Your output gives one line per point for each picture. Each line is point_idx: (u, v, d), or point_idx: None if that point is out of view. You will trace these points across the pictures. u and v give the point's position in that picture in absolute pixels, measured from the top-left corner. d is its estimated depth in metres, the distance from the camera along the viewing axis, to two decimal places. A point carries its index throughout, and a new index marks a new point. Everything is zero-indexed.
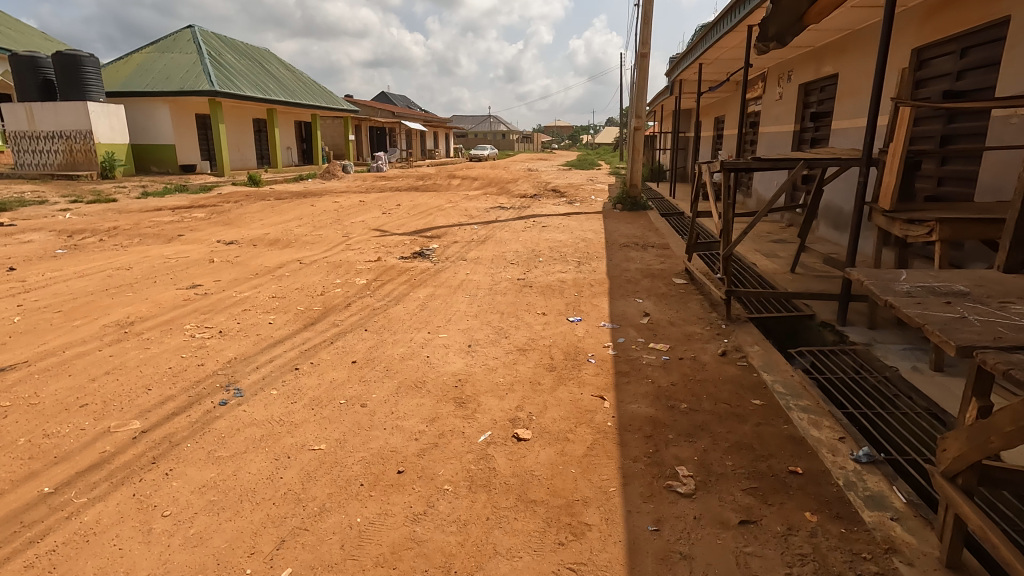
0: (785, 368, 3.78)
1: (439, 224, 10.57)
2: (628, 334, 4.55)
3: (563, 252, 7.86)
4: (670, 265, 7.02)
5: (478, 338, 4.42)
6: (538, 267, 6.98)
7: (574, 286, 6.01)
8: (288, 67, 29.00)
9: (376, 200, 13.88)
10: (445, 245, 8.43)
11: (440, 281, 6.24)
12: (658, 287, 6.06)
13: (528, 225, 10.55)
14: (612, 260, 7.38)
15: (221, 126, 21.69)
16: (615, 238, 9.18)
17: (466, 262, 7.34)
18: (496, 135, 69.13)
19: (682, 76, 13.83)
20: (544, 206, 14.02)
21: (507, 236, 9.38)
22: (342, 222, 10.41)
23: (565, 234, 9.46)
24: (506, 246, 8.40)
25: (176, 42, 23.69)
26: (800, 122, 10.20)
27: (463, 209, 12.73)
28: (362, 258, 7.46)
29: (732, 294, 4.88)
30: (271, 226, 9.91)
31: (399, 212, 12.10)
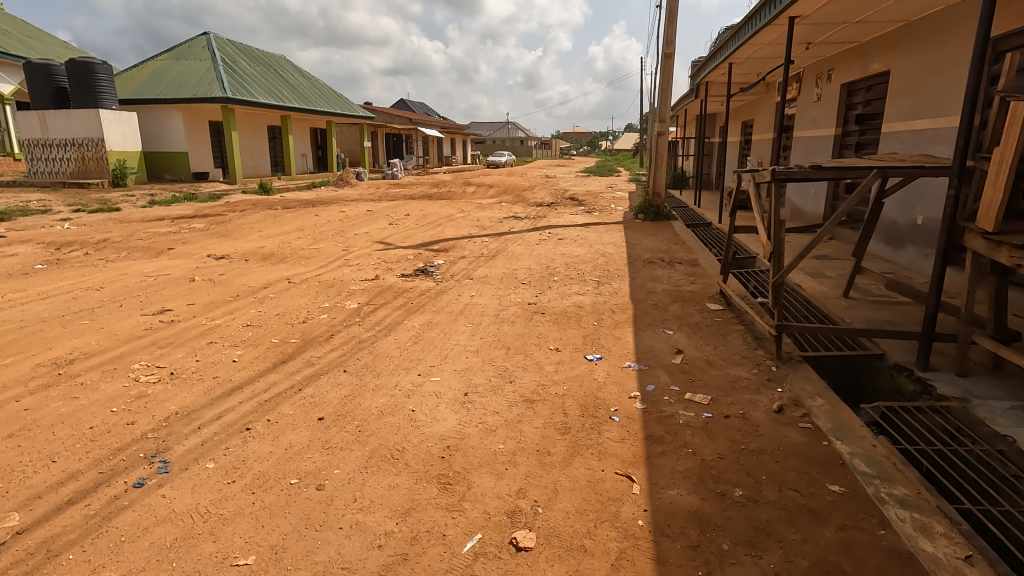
0: (863, 435, 2.98)
1: (447, 237, 9.91)
2: (658, 379, 3.76)
3: (580, 270, 7.09)
4: (702, 287, 6.20)
5: (477, 384, 3.68)
6: (552, 288, 6.22)
7: (593, 312, 5.25)
8: (304, 74, 28.80)
9: (385, 209, 13.30)
10: (451, 261, 7.74)
11: (441, 305, 5.53)
12: (691, 315, 5.26)
13: (543, 238, 9.81)
14: (635, 280, 6.59)
15: (233, 134, 21.40)
16: (638, 252, 8.40)
17: (472, 281, 6.64)
18: (514, 143, 68.83)
19: (709, 78, 13.01)
20: (561, 216, 13.28)
21: (519, 250, 8.66)
22: (345, 233, 9.80)
23: (583, 248, 8.70)
24: (518, 262, 7.68)
25: (191, 48, 23.53)
26: (842, 125, 9.30)
27: (474, 219, 12.06)
28: (359, 275, 6.80)
29: (783, 329, 4.05)
30: (269, 238, 9.34)
31: (407, 222, 11.47)
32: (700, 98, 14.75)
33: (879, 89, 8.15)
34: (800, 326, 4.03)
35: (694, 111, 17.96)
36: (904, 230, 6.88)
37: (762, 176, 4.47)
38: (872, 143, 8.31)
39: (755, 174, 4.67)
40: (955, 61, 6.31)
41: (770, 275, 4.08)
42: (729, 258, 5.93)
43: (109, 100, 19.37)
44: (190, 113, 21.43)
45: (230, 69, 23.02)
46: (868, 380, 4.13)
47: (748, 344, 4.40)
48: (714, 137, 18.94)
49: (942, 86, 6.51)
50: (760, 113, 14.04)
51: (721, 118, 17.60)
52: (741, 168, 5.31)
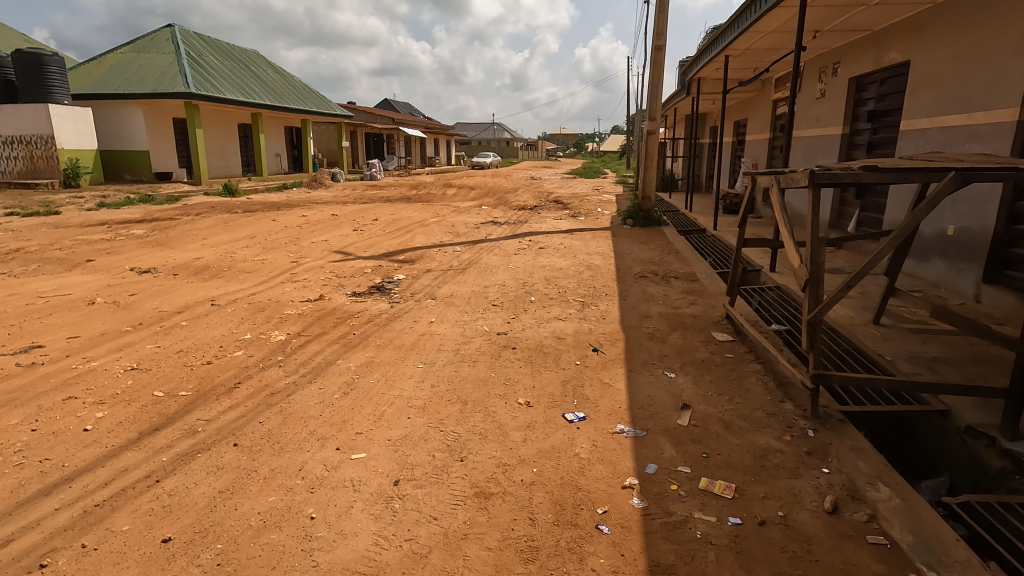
0: (965, 559, 2.05)
1: (416, 245, 8.88)
2: (662, 454, 2.79)
3: (562, 288, 6.11)
4: (705, 309, 5.26)
5: (416, 465, 2.68)
6: (529, 312, 5.23)
7: (576, 346, 4.27)
8: (278, 69, 27.63)
9: (352, 213, 12.23)
10: (415, 275, 6.72)
11: (392, 335, 4.52)
12: (696, 348, 4.30)
13: (522, 247, 8.82)
14: (625, 300, 5.64)
15: (198, 131, 20.15)
16: (628, 264, 7.46)
17: (434, 302, 5.63)
18: (500, 143, 68.00)
19: (701, 74, 12.16)
20: (543, 221, 12.32)
21: (493, 261, 7.68)
22: (300, 242, 8.75)
23: (566, 260, 7.72)
24: (491, 277, 6.68)
25: (154, 41, 22.22)
26: (850, 123, 8.47)
27: (448, 225, 11.04)
28: (301, 295, 5.77)
29: (821, 381, 3.10)
30: (212, 247, 8.25)
31: (374, 228, 10.44)
32: (691, 95, 13.87)
33: (896, 82, 7.30)
34: (844, 375, 3.08)
35: (684, 109, 17.11)
36: (932, 241, 6.01)
37: (789, 178, 3.52)
38: (887, 143, 7.46)
39: (774, 177, 3.72)
40: (995, 46, 5.45)
41: (804, 310, 3.13)
42: (736, 278, 5.01)
43: (61, 95, 18.12)
44: (151, 109, 20.16)
45: (196, 63, 21.76)
46: (927, 444, 3.20)
47: (770, 394, 3.45)
48: (705, 137, 18.10)
49: (979, 76, 5.64)
50: (755, 112, 13.21)
51: (713, 118, 16.76)
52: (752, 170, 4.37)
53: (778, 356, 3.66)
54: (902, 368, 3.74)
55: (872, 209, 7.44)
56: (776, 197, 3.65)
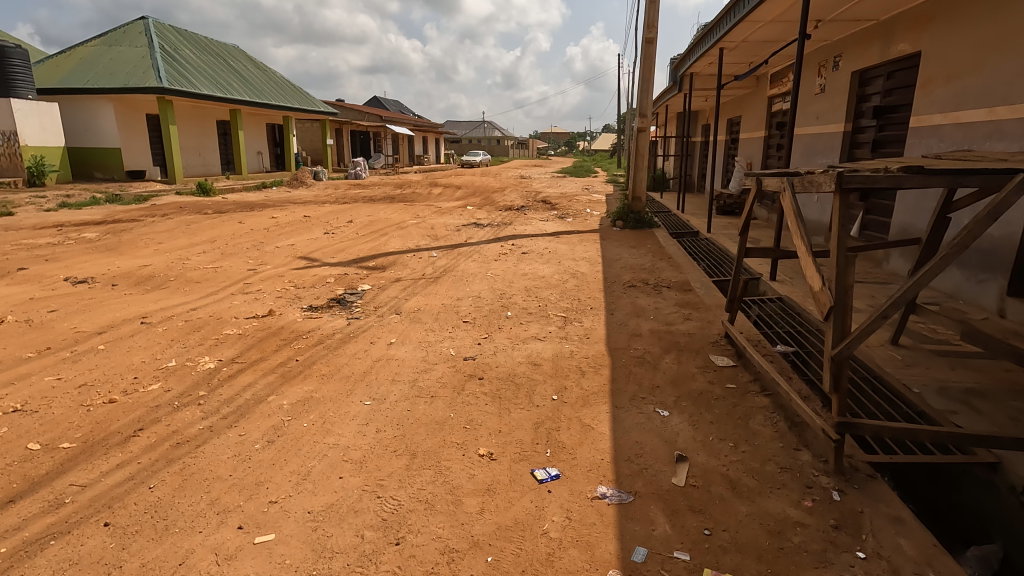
0: None
1: (390, 250, 8.25)
2: (653, 532, 2.20)
3: (543, 300, 5.52)
4: (701, 327, 4.69)
5: (336, 553, 2.07)
6: (503, 331, 4.63)
7: (554, 375, 3.67)
8: (260, 65, 26.84)
9: (327, 214, 11.56)
10: (381, 285, 6.09)
11: (342, 362, 3.90)
12: (692, 376, 3.72)
13: (503, 252, 8.21)
14: (612, 315, 5.05)
15: (172, 128, 19.34)
16: (617, 272, 6.88)
17: (398, 318, 5.01)
18: (491, 142, 67.29)
19: (695, 69, 11.62)
20: (529, 223, 11.73)
21: (470, 269, 7.06)
22: (264, 246, 8.10)
23: (549, 267, 7.12)
24: (466, 287, 6.06)
25: (127, 34, 21.37)
26: (853, 120, 7.95)
27: (427, 227, 10.42)
28: (249, 310, 5.13)
29: (848, 431, 2.53)
30: (165, 252, 7.58)
31: (348, 230, 9.79)
32: (684, 91, 13.31)
33: (904, 76, 6.77)
34: (876, 424, 2.50)
35: (676, 107, 16.58)
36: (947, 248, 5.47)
37: (804, 181, 2.93)
38: (895, 141, 6.94)
39: (785, 179, 3.13)
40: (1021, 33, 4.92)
41: (825, 343, 2.53)
42: (736, 292, 4.44)
43: (25, 90, 17.33)
44: (123, 104, 19.32)
45: (170, 57, 20.93)
46: (973, 507, 2.64)
47: (782, 441, 2.87)
48: (697, 135, 17.58)
49: (1002, 67, 5.12)
50: (750, 109, 12.70)
51: (705, 115, 16.22)
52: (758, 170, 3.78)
53: (790, 392, 3.09)
54: (933, 404, 3.18)
55: (877, 213, 6.93)
56: (788, 202, 3.05)
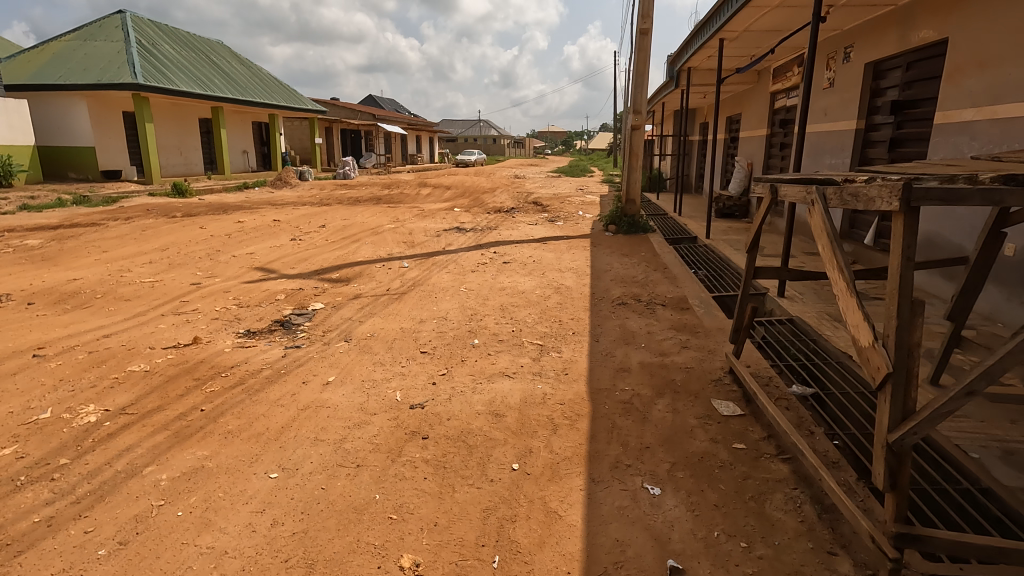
0: None
1: (358, 259, 7.51)
2: None
3: (519, 323, 4.79)
4: (701, 360, 3.96)
5: None
6: (466, 365, 3.89)
7: (518, 432, 2.94)
8: (245, 61, 26.06)
9: (298, 217, 10.79)
10: (337, 303, 5.35)
11: (258, 411, 3.16)
12: (691, 432, 2.99)
13: (483, 262, 7.48)
14: (598, 343, 4.32)
15: (148, 126, 18.55)
16: (605, 286, 6.15)
17: (346, 346, 4.27)
18: (486, 141, 66.50)
19: (693, 63, 10.89)
20: (515, 227, 10.99)
21: (442, 282, 6.33)
22: (218, 255, 7.35)
23: (530, 280, 6.38)
24: (433, 305, 5.33)
25: (102, 27, 20.55)
26: (867, 116, 7.25)
27: (405, 232, 9.68)
28: (173, 336, 4.39)
29: (908, 547, 1.81)
30: (105, 263, 6.82)
31: (318, 236, 9.04)
32: (680, 87, 12.58)
33: (929, 66, 6.04)
34: (950, 538, 1.78)
35: (673, 104, 15.87)
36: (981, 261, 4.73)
37: (844, 192, 2.08)
38: (916, 139, 6.23)
39: (813, 189, 2.30)
40: None
41: (878, 424, 1.81)
42: (743, 320, 3.71)
43: None
44: (97, 101, 18.52)
45: (148, 52, 20.12)
46: None
47: (811, 541, 2.16)
48: (695, 134, 16.86)
49: None
50: (750, 106, 12.01)
51: (704, 113, 15.50)
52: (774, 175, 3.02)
53: (819, 468, 2.37)
54: (999, 477, 2.48)
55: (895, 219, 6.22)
56: (823, 218, 2.20)
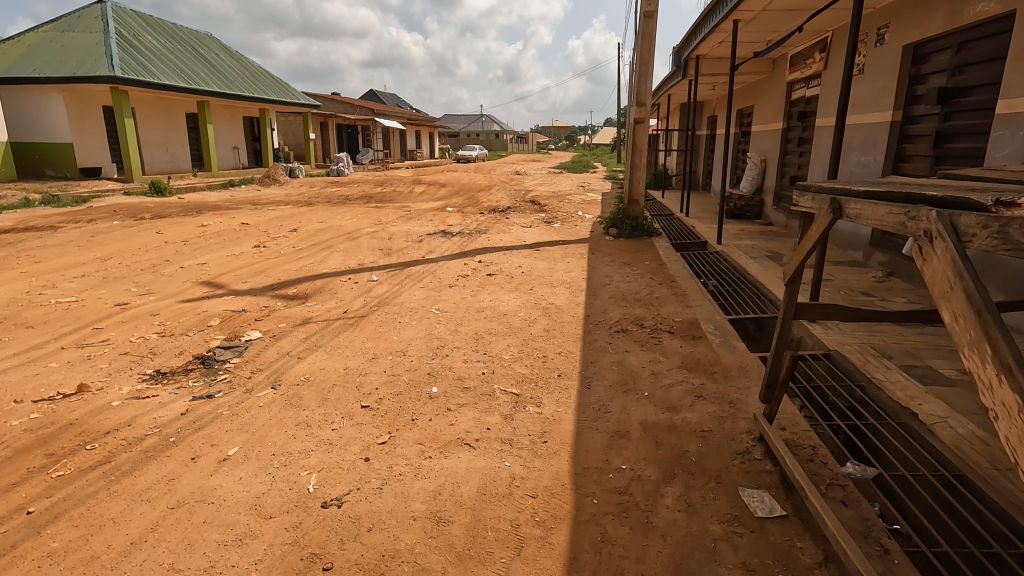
0: None
1: (322, 271, 6.63)
2: None
3: (493, 360, 3.90)
4: (721, 422, 3.06)
5: None
6: (416, 427, 3.00)
7: (465, 555, 2.05)
8: (235, 54, 25.20)
9: (270, 219, 9.90)
10: (279, 331, 4.46)
11: (108, 512, 2.27)
12: (713, 552, 2.09)
13: (464, 274, 6.58)
14: (590, 393, 3.42)
15: (128, 121, 17.69)
16: (602, 306, 5.25)
17: (270, 397, 3.38)
18: (488, 136, 65.47)
19: (702, 49, 9.93)
20: (507, 230, 10.09)
21: (412, 301, 5.43)
22: (164, 267, 6.48)
23: (515, 299, 5.47)
24: (394, 334, 4.43)
25: (82, 18, 19.67)
26: (906, 106, 6.31)
27: (384, 237, 8.79)
28: (58, 382, 3.51)
29: None
30: (29, 277, 5.96)
31: (286, 241, 8.16)
32: (687, 78, 11.63)
33: (987, 46, 5.11)
34: None
35: (679, 96, 14.93)
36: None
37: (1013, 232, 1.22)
38: (970, 132, 5.30)
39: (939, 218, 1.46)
40: None
41: None
42: (779, 376, 2.79)
43: None
44: (74, 95, 17.67)
45: (129, 43, 19.25)
46: None
47: None
48: (703, 128, 15.89)
49: None
50: (765, 97, 11.06)
51: (712, 105, 14.54)
52: (840, 186, 2.09)
53: None
54: None
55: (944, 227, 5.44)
56: (950, 251, 1.37)
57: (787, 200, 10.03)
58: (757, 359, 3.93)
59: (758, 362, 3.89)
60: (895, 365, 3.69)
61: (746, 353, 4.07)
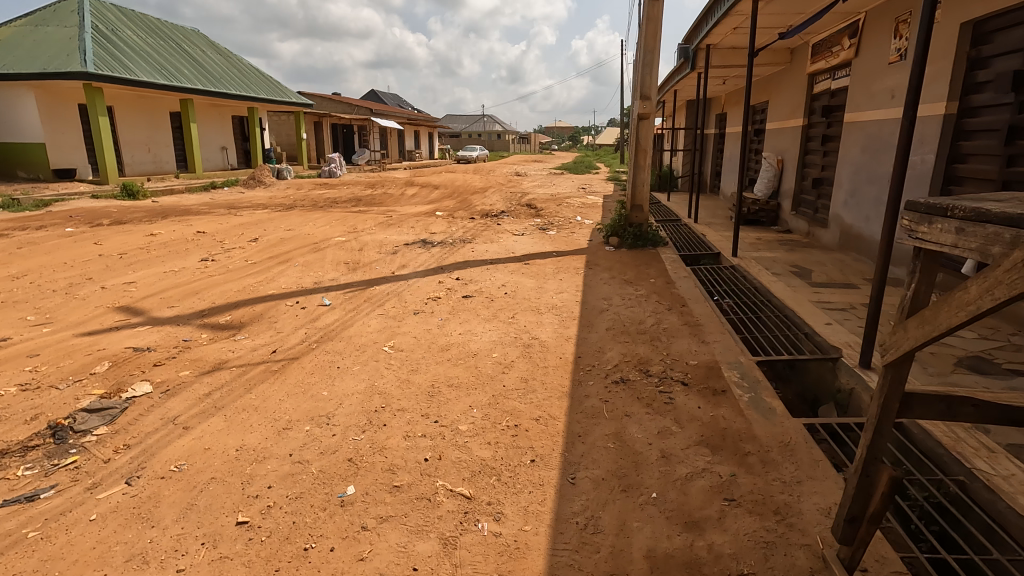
0: None
1: (269, 291, 5.62)
2: None
3: (445, 433, 2.86)
4: (768, 558, 2.04)
5: None
6: (304, 569, 1.97)
7: None
8: (222, 51, 24.29)
9: (233, 227, 8.92)
10: (176, 383, 3.44)
11: None
12: None
13: (436, 295, 5.55)
14: (575, 496, 2.40)
15: (102, 120, 16.72)
16: (597, 343, 4.21)
17: (112, 501, 2.35)
18: (490, 136, 64.56)
19: (713, 37, 8.88)
20: (497, 238, 9.07)
21: (362, 334, 4.40)
22: (81, 288, 5.49)
23: (490, 332, 4.44)
24: (324, 388, 3.41)
25: (57, 12, 18.76)
26: (964, 96, 5.27)
27: (355, 247, 7.79)
28: None
29: None
30: None
31: (241, 253, 7.17)
32: (696, 71, 10.57)
33: None
34: None
35: (686, 92, 13.91)
36: None
37: None
38: None
39: None
40: None
41: None
42: (868, 506, 1.75)
43: None
44: (46, 92, 16.74)
45: (106, 38, 18.33)
46: None
47: None
48: (711, 127, 14.82)
49: None
50: (783, 91, 10.01)
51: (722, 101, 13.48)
52: None
53: None
54: None
55: None
56: None
57: (809, 205, 8.97)
58: (804, 433, 2.90)
59: (805, 438, 2.87)
60: (1001, 448, 2.62)
61: (788, 421, 3.04)
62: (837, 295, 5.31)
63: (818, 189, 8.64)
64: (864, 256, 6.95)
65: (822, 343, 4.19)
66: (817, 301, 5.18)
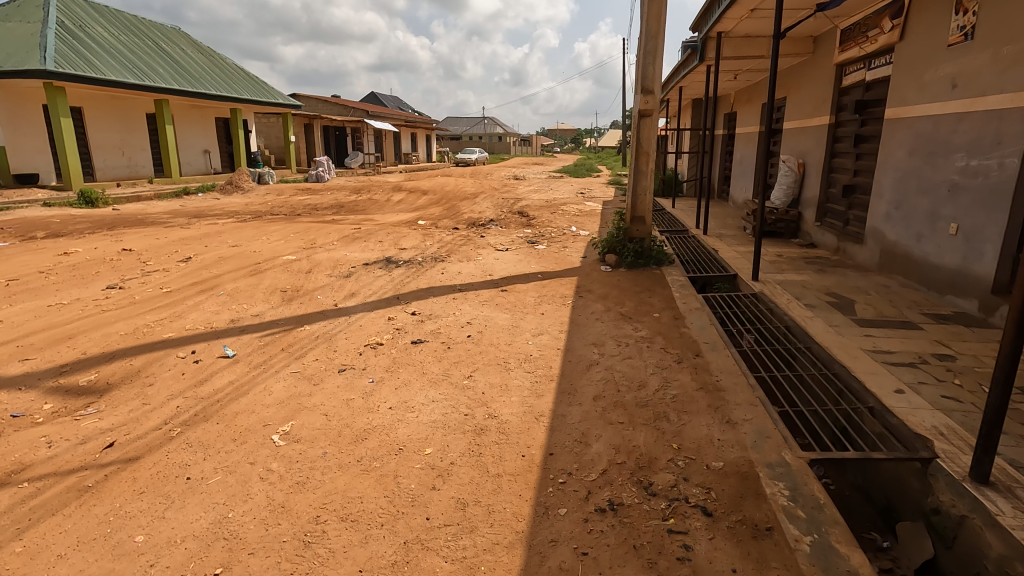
0: None
1: (166, 335, 4.40)
2: None
3: None
4: None
5: None
6: None
7: None
8: (204, 50, 23.21)
9: (173, 243, 7.72)
10: None
11: None
12: None
13: (377, 341, 4.32)
14: None
15: (64, 121, 15.53)
16: (578, 431, 2.95)
17: None
18: (490, 139, 63.43)
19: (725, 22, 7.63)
20: (476, 255, 7.85)
21: (253, 411, 3.16)
22: None
23: (432, 407, 3.20)
24: (139, 531, 2.16)
25: (22, 7, 17.67)
26: None
27: (304, 268, 6.58)
28: None
29: None
30: None
31: (160, 278, 5.95)
32: (705, 63, 9.30)
33: None
34: None
35: (694, 90, 12.67)
36: None
37: None
38: None
39: None
40: None
41: None
42: None
43: None
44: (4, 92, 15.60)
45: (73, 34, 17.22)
46: None
47: None
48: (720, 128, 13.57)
49: None
50: (805, 86, 8.75)
51: (733, 99, 12.23)
52: None
53: None
54: None
55: None
56: None
57: (837, 216, 7.72)
58: None
59: None
60: None
61: None
62: (897, 343, 4.05)
63: (848, 198, 7.37)
64: (915, 281, 5.70)
65: (898, 430, 2.94)
66: (873, 352, 3.92)
